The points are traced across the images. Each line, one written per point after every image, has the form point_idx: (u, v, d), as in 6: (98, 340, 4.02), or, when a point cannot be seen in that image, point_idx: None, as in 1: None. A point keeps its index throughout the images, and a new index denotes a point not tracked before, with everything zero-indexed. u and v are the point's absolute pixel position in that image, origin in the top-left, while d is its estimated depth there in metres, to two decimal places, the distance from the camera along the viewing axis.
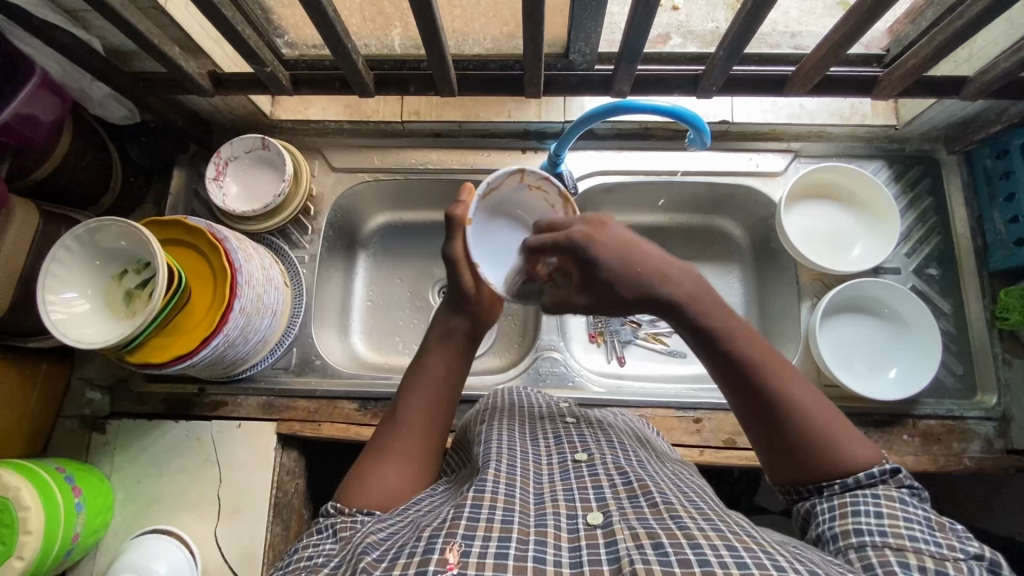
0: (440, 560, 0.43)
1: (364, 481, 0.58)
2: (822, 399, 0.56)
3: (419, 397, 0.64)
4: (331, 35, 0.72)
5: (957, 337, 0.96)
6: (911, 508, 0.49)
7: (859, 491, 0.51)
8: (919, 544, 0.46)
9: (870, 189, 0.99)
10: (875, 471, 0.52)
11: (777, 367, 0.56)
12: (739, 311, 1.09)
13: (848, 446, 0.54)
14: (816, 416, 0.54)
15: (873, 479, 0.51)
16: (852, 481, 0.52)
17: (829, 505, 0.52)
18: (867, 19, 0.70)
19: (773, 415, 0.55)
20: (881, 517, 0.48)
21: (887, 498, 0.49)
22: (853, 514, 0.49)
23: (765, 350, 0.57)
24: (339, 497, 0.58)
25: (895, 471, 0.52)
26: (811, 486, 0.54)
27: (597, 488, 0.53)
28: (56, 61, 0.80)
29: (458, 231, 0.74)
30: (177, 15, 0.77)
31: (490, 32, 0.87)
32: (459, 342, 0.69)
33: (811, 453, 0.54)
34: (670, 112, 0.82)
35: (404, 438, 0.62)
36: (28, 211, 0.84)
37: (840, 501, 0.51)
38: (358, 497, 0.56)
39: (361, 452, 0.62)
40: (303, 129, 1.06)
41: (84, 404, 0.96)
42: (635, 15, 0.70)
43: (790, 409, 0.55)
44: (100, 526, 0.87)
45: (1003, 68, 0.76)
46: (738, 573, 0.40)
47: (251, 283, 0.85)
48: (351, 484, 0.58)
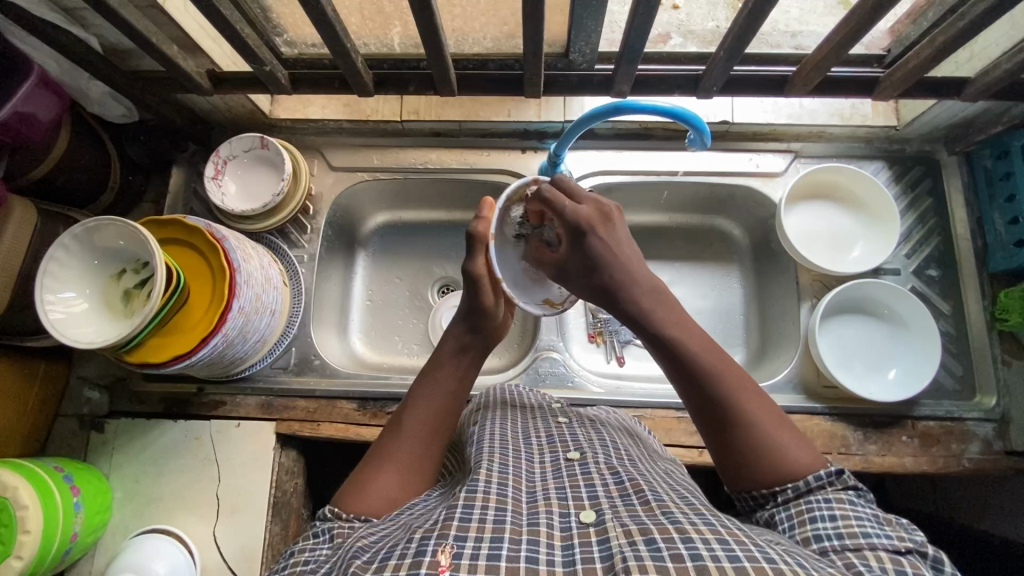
0: (432, 561, 0.43)
1: (363, 486, 0.58)
2: (769, 405, 0.56)
3: (424, 408, 0.64)
4: (331, 34, 0.72)
5: (957, 338, 0.96)
6: (860, 507, 0.50)
7: (810, 497, 0.51)
8: (874, 540, 0.46)
9: (870, 189, 0.99)
10: (822, 473, 0.52)
11: (726, 371, 0.57)
12: (738, 311, 1.09)
13: (793, 451, 0.54)
14: (764, 420, 0.55)
15: (821, 481, 0.52)
16: (802, 483, 0.52)
17: (787, 514, 0.52)
18: (869, 20, 0.70)
19: (723, 416, 0.55)
20: (836, 519, 0.49)
21: (838, 500, 0.50)
22: (811, 520, 0.50)
23: (720, 357, 0.58)
24: (337, 502, 0.58)
25: (841, 473, 0.52)
26: (763, 492, 0.54)
27: (589, 485, 0.53)
28: (54, 59, 0.80)
29: (480, 248, 0.73)
30: (175, 14, 0.77)
31: (490, 32, 0.86)
32: (470, 359, 0.70)
33: (757, 457, 0.54)
34: (671, 113, 0.81)
35: (406, 445, 0.61)
36: (27, 211, 0.84)
37: (797, 508, 0.51)
38: (356, 502, 0.56)
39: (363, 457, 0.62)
40: (302, 129, 1.06)
41: (83, 403, 0.96)
42: (635, 15, 0.70)
43: (741, 413, 0.55)
44: (99, 525, 0.87)
45: (1004, 69, 0.76)
46: (730, 568, 0.41)
47: (249, 283, 0.84)
48: (349, 489, 0.58)
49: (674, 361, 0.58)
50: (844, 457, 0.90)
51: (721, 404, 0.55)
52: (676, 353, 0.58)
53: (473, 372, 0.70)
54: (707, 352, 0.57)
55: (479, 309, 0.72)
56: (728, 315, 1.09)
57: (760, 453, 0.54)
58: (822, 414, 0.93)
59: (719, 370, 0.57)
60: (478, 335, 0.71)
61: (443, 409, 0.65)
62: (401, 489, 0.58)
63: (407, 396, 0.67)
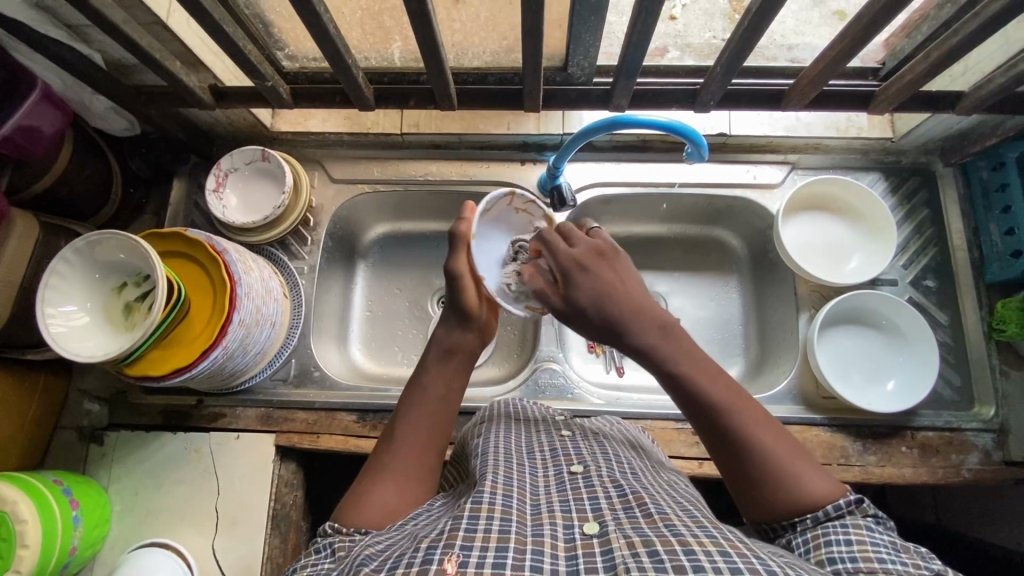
0: (438, 569, 0.43)
1: (362, 499, 0.57)
2: (781, 434, 0.57)
3: (417, 417, 0.64)
4: (332, 50, 0.73)
5: (955, 348, 0.96)
6: (877, 533, 0.49)
7: (828, 523, 0.51)
8: (888, 565, 0.46)
9: (867, 200, 0.99)
10: (841, 502, 0.52)
11: (735, 403, 0.58)
12: (738, 322, 1.10)
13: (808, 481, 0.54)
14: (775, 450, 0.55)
15: (841, 510, 0.52)
16: (822, 513, 0.52)
17: (804, 539, 0.52)
18: (864, 37, 0.70)
19: (737, 449, 0.56)
20: (851, 543, 0.48)
21: (855, 526, 0.50)
22: (825, 544, 0.50)
23: (728, 390, 0.59)
24: (337, 517, 0.58)
25: (860, 501, 0.52)
26: (781, 522, 0.54)
27: (592, 498, 0.53)
28: (57, 75, 0.80)
29: (461, 247, 0.75)
30: (178, 31, 0.78)
31: (490, 46, 0.87)
32: (460, 360, 0.69)
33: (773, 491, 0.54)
34: (668, 126, 0.82)
35: (401, 456, 0.61)
36: (28, 224, 0.84)
37: (813, 534, 0.51)
38: (355, 516, 0.56)
39: (362, 470, 0.62)
40: (303, 141, 1.07)
41: (82, 415, 0.96)
42: (633, 31, 0.71)
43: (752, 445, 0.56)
44: (98, 539, 0.87)
45: (997, 83, 0.77)
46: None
47: (249, 296, 0.85)
48: (349, 504, 0.58)
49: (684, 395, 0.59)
50: (844, 468, 0.90)
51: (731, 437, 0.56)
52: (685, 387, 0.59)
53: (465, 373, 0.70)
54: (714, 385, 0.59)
55: (463, 309, 0.71)
56: (727, 326, 1.10)
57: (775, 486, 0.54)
58: (822, 425, 0.93)
59: (730, 404, 0.57)
60: (460, 336, 0.70)
61: (434, 415, 0.65)
62: (398, 499, 0.58)
63: (399, 405, 0.66)
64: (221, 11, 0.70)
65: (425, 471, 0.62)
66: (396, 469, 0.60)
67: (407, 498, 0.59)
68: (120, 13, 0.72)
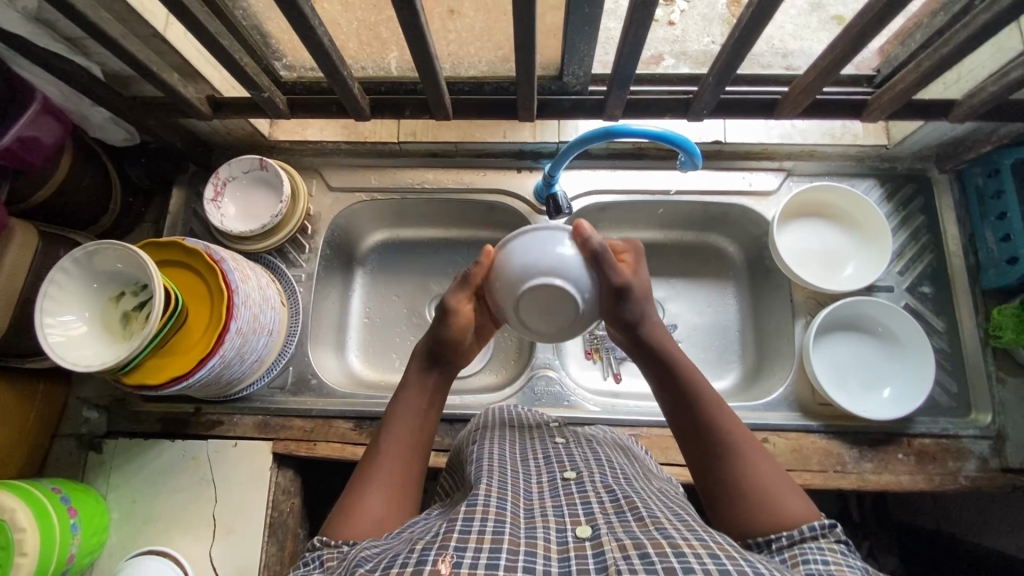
0: (432, 569, 0.43)
1: (349, 512, 0.57)
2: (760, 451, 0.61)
3: (397, 437, 0.65)
4: (327, 61, 0.74)
5: (951, 355, 0.96)
6: (852, 558, 0.48)
7: (804, 545, 0.51)
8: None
9: (863, 207, 1.00)
10: (817, 524, 0.52)
11: (721, 411, 0.64)
12: (735, 328, 1.10)
13: (777, 492, 0.57)
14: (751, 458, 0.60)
15: (815, 532, 0.51)
16: (796, 533, 0.52)
17: (782, 559, 0.51)
18: (855, 46, 0.71)
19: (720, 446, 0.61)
20: (829, 563, 0.47)
21: (831, 550, 0.49)
22: (803, 561, 0.48)
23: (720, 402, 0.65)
24: (325, 532, 0.57)
25: (834, 525, 0.52)
26: (759, 539, 0.54)
27: (584, 503, 0.54)
28: (56, 87, 0.81)
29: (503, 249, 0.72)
30: (176, 43, 0.79)
31: (485, 56, 0.88)
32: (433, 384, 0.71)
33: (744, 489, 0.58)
34: (661, 136, 0.83)
35: (386, 469, 0.62)
36: (28, 234, 0.85)
37: (791, 554, 0.50)
38: (344, 528, 0.56)
39: (344, 491, 0.61)
40: (301, 150, 1.08)
41: (80, 423, 0.97)
42: (625, 42, 0.71)
43: (731, 446, 0.61)
44: (96, 546, 0.87)
45: (989, 91, 0.77)
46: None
47: (247, 304, 0.85)
48: (336, 518, 0.58)
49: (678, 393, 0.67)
50: (839, 476, 0.91)
51: (714, 434, 0.63)
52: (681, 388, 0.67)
53: (438, 400, 0.71)
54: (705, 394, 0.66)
55: (444, 348, 0.72)
56: (724, 332, 1.10)
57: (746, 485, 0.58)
58: (818, 432, 0.93)
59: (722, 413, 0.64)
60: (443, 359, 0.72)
61: (413, 435, 0.66)
62: (386, 510, 0.58)
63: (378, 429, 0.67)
64: (218, 25, 0.71)
65: (410, 483, 0.63)
66: (383, 479, 0.61)
67: (394, 508, 0.59)
68: (118, 26, 0.73)
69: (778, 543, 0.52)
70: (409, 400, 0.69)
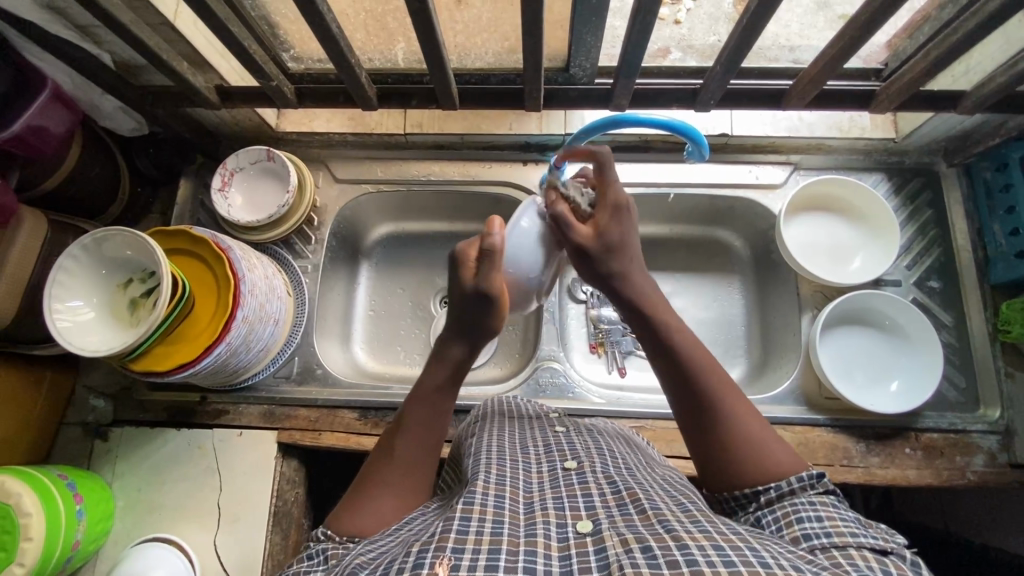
0: (429, 573, 0.43)
1: (353, 508, 0.58)
2: (754, 411, 0.60)
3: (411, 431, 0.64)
4: (335, 50, 0.74)
5: (959, 349, 0.95)
6: (843, 510, 0.51)
7: (794, 498, 0.53)
8: (860, 540, 0.46)
9: (870, 200, 0.99)
10: (805, 475, 0.54)
11: (717, 375, 0.61)
12: (741, 322, 1.09)
13: (773, 452, 0.57)
14: (745, 419, 0.59)
15: (803, 483, 0.53)
16: (785, 485, 0.54)
17: (774, 516, 0.53)
18: (863, 36, 0.71)
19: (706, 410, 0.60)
20: (822, 519, 0.49)
21: (822, 504, 0.51)
22: (797, 521, 0.50)
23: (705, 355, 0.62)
24: (330, 523, 0.59)
25: (821, 476, 0.54)
26: (748, 491, 0.56)
27: (586, 495, 0.53)
28: (67, 75, 0.82)
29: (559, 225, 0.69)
30: (185, 31, 0.79)
31: (492, 47, 0.88)
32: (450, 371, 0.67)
33: (741, 455, 0.57)
34: (669, 126, 0.82)
35: (392, 467, 0.61)
36: (37, 221, 0.85)
37: (783, 511, 0.52)
38: (350, 525, 0.56)
39: (353, 484, 0.62)
40: (308, 142, 1.08)
41: (87, 411, 0.97)
42: (632, 31, 0.71)
43: (724, 410, 0.59)
44: (101, 533, 0.88)
45: (999, 82, 0.77)
46: (726, 572, 0.40)
47: (253, 293, 0.85)
48: (341, 512, 0.59)
49: (666, 353, 0.63)
50: (846, 470, 0.90)
51: (706, 396, 0.60)
52: (669, 346, 0.63)
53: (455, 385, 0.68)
54: (691, 351, 0.62)
55: (482, 324, 0.66)
56: (730, 326, 1.09)
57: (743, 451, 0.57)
58: (824, 425, 0.93)
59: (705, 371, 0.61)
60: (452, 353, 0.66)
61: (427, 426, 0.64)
62: (387, 509, 0.58)
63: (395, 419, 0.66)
64: (227, 13, 0.72)
65: (417, 479, 0.62)
66: (386, 479, 0.61)
67: (398, 505, 0.59)
68: (128, 14, 0.73)
69: (767, 495, 0.55)
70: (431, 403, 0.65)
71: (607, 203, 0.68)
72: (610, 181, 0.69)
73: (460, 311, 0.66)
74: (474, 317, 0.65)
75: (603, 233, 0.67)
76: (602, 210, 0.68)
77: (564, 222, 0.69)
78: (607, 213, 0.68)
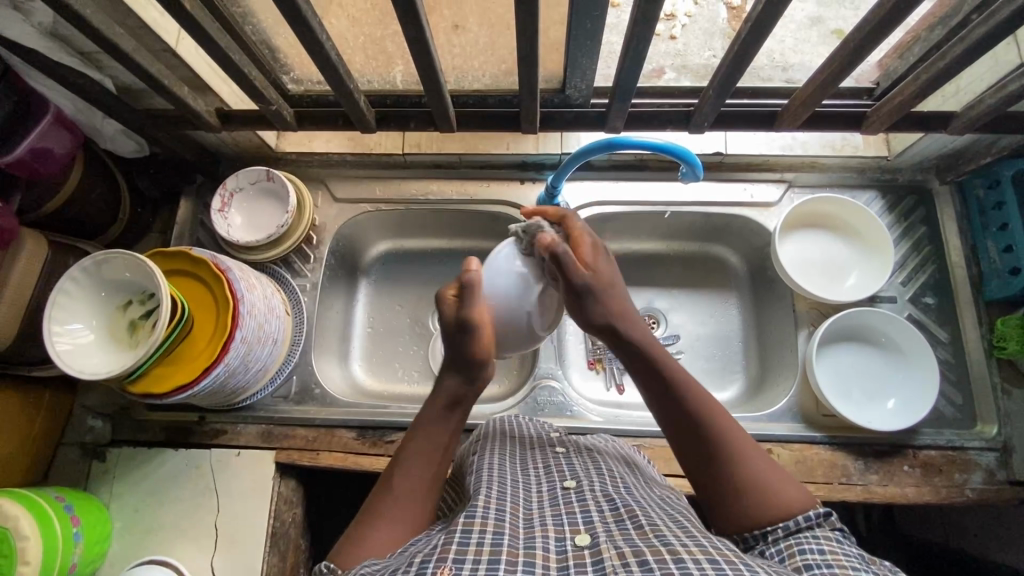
0: None
1: (357, 540, 0.57)
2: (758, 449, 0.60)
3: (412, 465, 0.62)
4: (334, 75, 0.75)
5: (955, 365, 0.96)
6: (847, 546, 0.50)
7: (800, 534, 0.52)
8: (862, 573, 0.47)
9: (864, 217, 1.00)
10: (812, 513, 0.54)
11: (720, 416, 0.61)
12: (738, 338, 1.10)
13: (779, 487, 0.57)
14: (748, 460, 0.59)
15: (811, 521, 0.53)
16: (793, 522, 0.53)
17: (777, 549, 0.52)
18: (852, 61, 0.72)
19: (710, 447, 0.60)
20: (825, 553, 0.49)
21: (827, 539, 0.51)
22: (800, 552, 0.50)
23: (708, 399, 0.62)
24: (333, 557, 0.57)
25: (828, 515, 0.54)
26: (755, 531, 0.55)
27: (584, 512, 0.53)
28: (70, 100, 0.83)
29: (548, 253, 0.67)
30: (187, 57, 0.81)
31: (489, 70, 0.89)
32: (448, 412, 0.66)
33: (748, 494, 0.57)
34: (662, 148, 0.84)
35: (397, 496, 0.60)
36: (38, 243, 0.86)
37: (786, 544, 0.52)
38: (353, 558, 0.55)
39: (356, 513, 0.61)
40: (307, 162, 1.10)
41: (84, 431, 0.97)
42: (627, 57, 0.73)
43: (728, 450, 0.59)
44: (98, 555, 0.87)
45: (988, 103, 0.78)
46: None
47: (252, 313, 0.86)
48: (344, 545, 0.57)
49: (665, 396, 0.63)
50: (844, 488, 0.90)
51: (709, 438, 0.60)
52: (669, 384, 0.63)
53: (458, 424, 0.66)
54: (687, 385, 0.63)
55: (470, 360, 0.65)
56: (727, 343, 1.10)
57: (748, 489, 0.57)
58: (822, 443, 0.93)
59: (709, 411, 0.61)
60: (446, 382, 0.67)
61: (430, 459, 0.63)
62: (391, 541, 0.57)
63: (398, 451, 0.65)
64: (227, 40, 0.73)
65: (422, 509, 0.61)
66: (391, 509, 0.59)
67: (404, 537, 0.58)
68: (131, 41, 0.75)
69: (774, 534, 0.54)
70: (430, 431, 0.64)
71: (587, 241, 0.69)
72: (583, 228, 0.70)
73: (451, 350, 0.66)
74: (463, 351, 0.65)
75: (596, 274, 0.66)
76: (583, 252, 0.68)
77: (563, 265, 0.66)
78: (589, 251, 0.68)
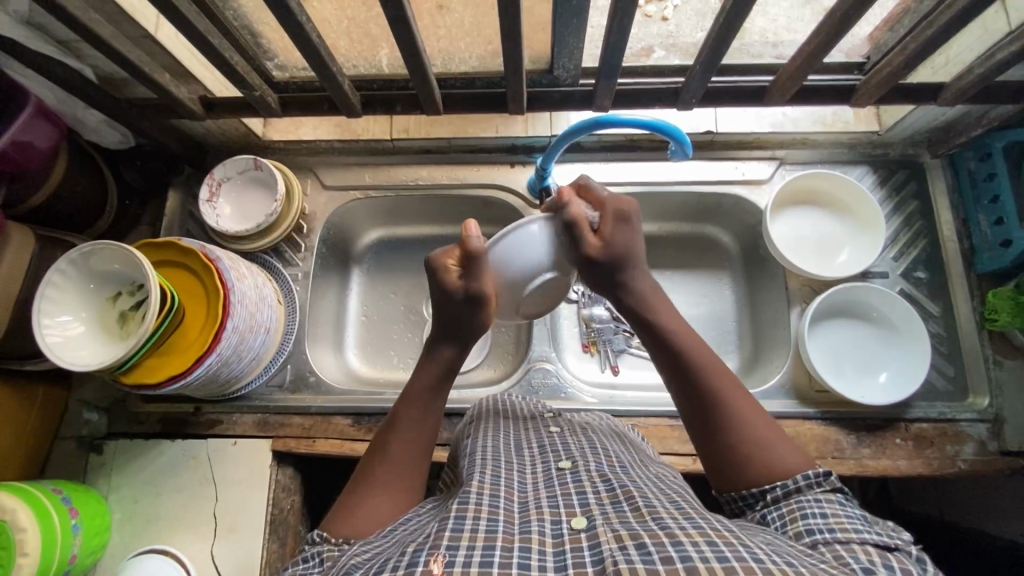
0: (425, 569, 0.43)
1: (349, 510, 0.58)
2: (757, 405, 0.61)
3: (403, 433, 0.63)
4: (315, 58, 0.74)
5: (947, 338, 0.96)
6: (849, 507, 0.51)
7: (802, 495, 0.53)
8: (863, 536, 0.47)
9: (855, 192, 1.00)
10: (811, 474, 0.54)
11: (727, 378, 0.62)
12: (732, 317, 1.10)
13: (781, 453, 0.57)
14: (756, 426, 0.59)
15: (810, 481, 0.54)
16: (792, 483, 0.54)
17: (779, 513, 0.53)
18: (838, 32, 0.71)
19: (712, 411, 0.60)
20: (826, 516, 0.50)
21: (827, 500, 0.52)
22: (802, 516, 0.51)
23: (717, 366, 0.63)
24: (325, 526, 0.57)
25: (828, 474, 0.54)
26: (753, 491, 0.56)
27: (581, 494, 0.54)
28: (49, 89, 0.82)
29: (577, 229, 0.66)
30: (167, 43, 0.80)
31: (476, 51, 0.88)
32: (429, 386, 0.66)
33: (739, 452, 0.58)
34: (651, 125, 0.83)
35: (388, 466, 0.61)
36: (25, 236, 0.85)
37: (788, 508, 0.53)
38: (343, 527, 0.56)
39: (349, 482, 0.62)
40: (295, 149, 1.09)
41: (82, 424, 0.98)
42: (611, 34, 0.72)
43: (730, 406, 0.60)
44: (98, 547, 0.88)
45: (976, 73, 0.78)
46: (719, 567, 0.41)
47: (242, 302, 0.86)
48: (336, 515, 0.58)
49: (672, 360, 0.63)
50: (837, 461, 0.90)
51: (714, 401, 0.60)
52: (674, 350, 0.63)
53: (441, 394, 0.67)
54: (691, 347, 0.63)
55: (460, 322, 0.67)
56: (720, 322, 1.10)
57: (749, 450, 0.58)
58: (815, 418, 0.93)
59: (709, 370, 0.62)
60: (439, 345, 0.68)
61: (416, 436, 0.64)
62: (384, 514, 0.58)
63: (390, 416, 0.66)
64: (206, 24, 0.72)
65: (410, 482, 0.62)
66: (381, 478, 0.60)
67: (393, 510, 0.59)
68: (109, 29, 0.74)
69: (773, 494, 0.55)
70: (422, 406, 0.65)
71: (612, 212, 0.66)
72: (605, 197, 0.68)
73: (445, 315, 0.67)
74: (461, 318, 0.67)
75: (610, 249, 0.65)
76: (604, 220, 0.66)
77: (573, 229, 0.66)
78: (609, 221, 0.66)
